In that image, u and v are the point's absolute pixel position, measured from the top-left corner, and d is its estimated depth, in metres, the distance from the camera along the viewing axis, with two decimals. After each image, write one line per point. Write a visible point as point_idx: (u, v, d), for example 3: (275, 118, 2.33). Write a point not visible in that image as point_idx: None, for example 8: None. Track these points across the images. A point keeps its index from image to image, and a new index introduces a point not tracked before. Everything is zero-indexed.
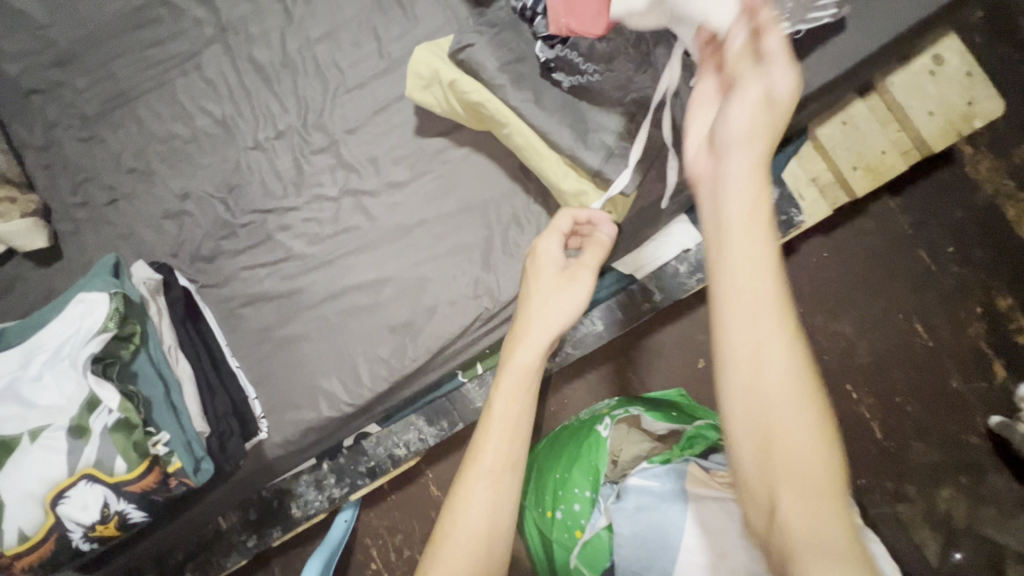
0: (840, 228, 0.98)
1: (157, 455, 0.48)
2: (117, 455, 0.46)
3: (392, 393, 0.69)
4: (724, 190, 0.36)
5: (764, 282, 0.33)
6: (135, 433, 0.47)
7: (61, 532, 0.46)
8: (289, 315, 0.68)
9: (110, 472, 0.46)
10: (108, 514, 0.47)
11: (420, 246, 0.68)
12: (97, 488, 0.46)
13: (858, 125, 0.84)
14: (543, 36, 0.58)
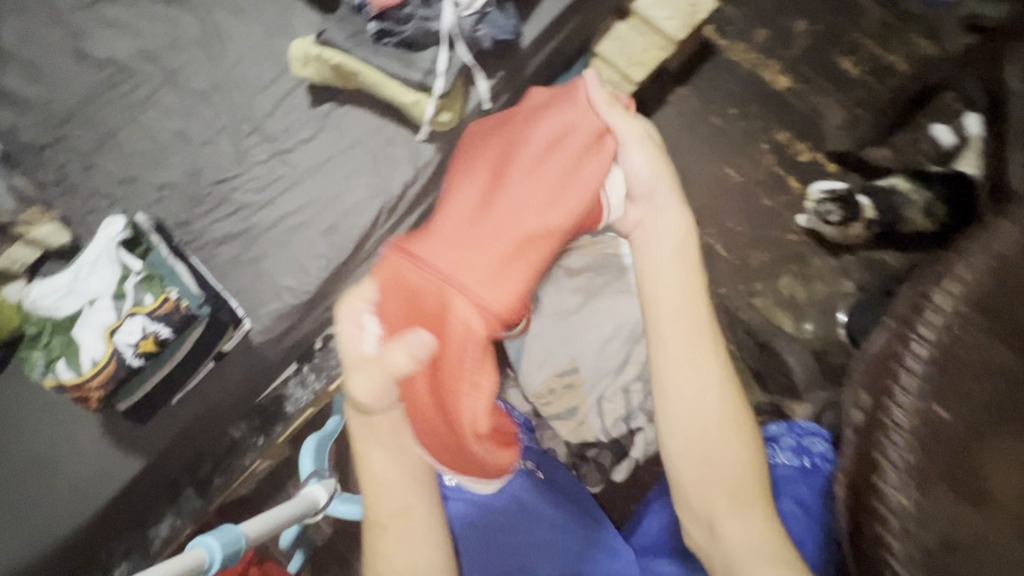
0: (653, 118, 1.31)
1: (171, 296, 0.78)
2: (148, 295, 0.76)
3: (338, 280, 0.97)
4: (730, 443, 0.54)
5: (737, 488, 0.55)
6: (156, 283, 0.77)
7: (120, 353, 0.75)
8: (251, 244, 0.96)
9: (145, 307, 0.76)
10: (147, 334, 0.76)
11: (329, 175, 0.98)
12: (138, 320, 0.76)
13: (624, 37, 1.19)
14: (371, 18, 0.91)
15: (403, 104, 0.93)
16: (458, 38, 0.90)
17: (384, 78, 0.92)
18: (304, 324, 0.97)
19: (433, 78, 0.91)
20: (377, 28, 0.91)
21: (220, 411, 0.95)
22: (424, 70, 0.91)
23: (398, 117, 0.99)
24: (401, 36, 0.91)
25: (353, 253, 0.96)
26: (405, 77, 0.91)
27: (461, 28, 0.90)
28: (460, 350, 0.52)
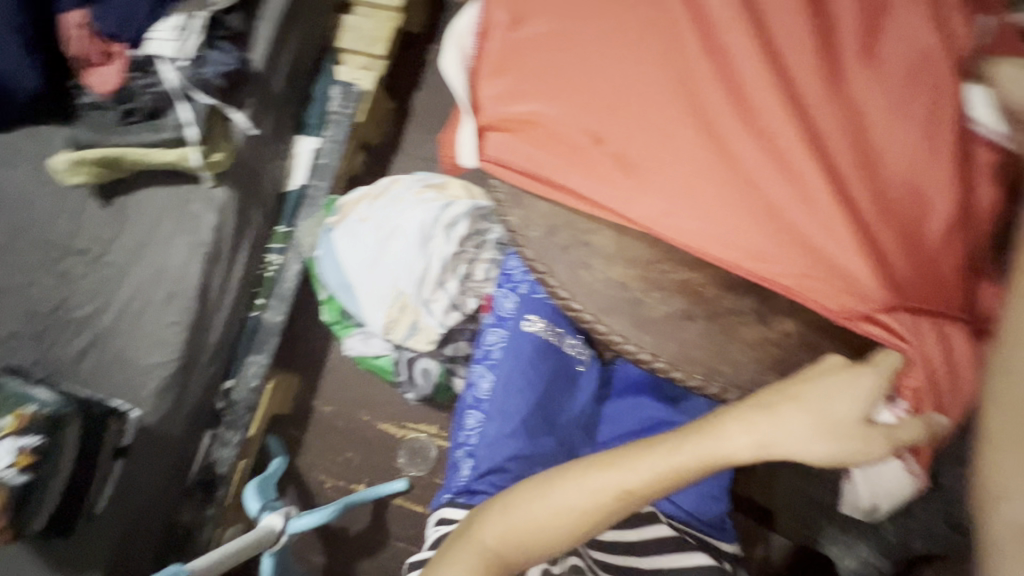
0: (426, 75, 1.38)
1: (26, 410, 0.82)
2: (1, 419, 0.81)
3: (201, 338, 1.04)
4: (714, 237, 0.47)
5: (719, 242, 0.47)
6: (7, 408, 0.82)
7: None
8: (108, 347, 1.01)
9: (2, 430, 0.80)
10: (17, 449, 0.79)
11: (148, 255, 1.05)
12: (5, 443, 0.79)
13: (355, 26, 1.29)
14: (109, 105, 1.00)
15: (172, 163, 1.01)
16: (191, 88, 0.99)
17: (145, 149, 1.00)
18: (192, 389, 1.05)
19: (184, 129, 0.99)
20: (116, 110, 1.00)
21: (151, 500, 1.02)
22: (173, 127, 0.99)
23: (184, 179, 1.07)
24: (143, 107, 0.99)
25: (201, 307, 1.04)
26: (160, 140, 1.00)
27: (184, 79, 0.99)
28: (838, 125, 0.47)
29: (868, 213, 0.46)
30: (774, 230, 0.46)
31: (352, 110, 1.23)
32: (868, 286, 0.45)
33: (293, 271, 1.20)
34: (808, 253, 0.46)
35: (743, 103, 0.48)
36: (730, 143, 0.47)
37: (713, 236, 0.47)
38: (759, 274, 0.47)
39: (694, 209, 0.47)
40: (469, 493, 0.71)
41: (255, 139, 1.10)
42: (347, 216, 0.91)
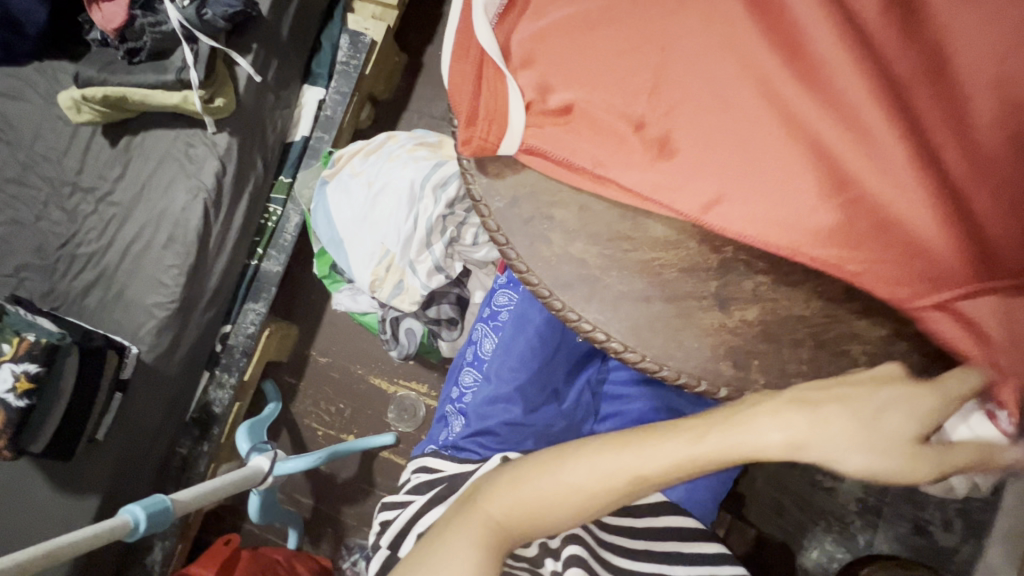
0: (440, 27, 1.33)
1: (25, 337, 0.86)
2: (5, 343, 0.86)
3: (199, 282, 1.07)
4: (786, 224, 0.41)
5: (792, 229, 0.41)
6: (11, 333, 0.87)
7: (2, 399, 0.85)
8: (111, 284, 1.05)
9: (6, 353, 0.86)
10: (16, 374, 0.84)
11: (151, 197, 1.06)
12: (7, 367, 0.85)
13: None
14: (114, 44, 1.00)
15: (174, 106, 1.01)
16: (194, 29, 0.98)
17: (147, 90, 1.00)
18: (189, 331, 1.08)
19: (185, 72, 0.99)
20: (121, 49, 1.00)
21: (150, 433, 1.07)
22: (175, 68, 0.99)
23: (187, 123, 1.07)
24: (146, 48, 0.99)
25: (200, 252, 1.05)
26: (163, 82, 0.99)
27: (187, 20, 0.98)
28: (925, 73, 0.38)
29: (965, 175, 0.38)
30: (850, 211, 0.40)
31: (359, 61, 1.20)
32: (950, 271, 0.39)
33: (294, 222, 1.19)
34: (887, 236, 0.40)
35: (805, 53, 0.40)
36: (795, 104, 0.40)
37: (785, 224, 0.41)
38: (825, 263, 0.41)
39: (756, 191, 0.42)
40: (456, 448, 0.76)
41: (258, 86, 1.09)
42: (342, 170, 0.90)
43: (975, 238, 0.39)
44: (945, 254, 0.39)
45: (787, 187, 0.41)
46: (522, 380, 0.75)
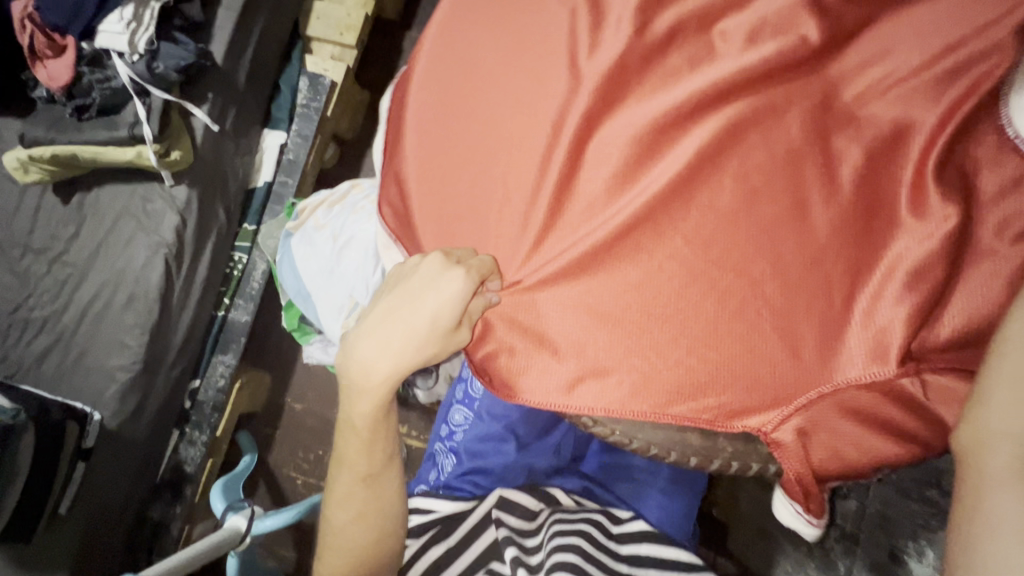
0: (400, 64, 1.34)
1: None
2: None
3: (164, 339, 1.03)
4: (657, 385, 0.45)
5: (666, 385, 0.44)
6: None
7: None
8: (70, 347, 1.00)
9: None
10: None
11: (107, 255, 1.03)
12: None
13: (324, 15, 1.25)
14: (63, 101, 0.96)
15: (128, 162, 0.99)
16: (146, 82, 0.96)
17: (98, 146, 0.97)
18: (155, 390, 1.04)
19: (138, 127, 0.96)
20: (69, 106, 0.96)
21: (117, 499, 1.02)
22: (127, 124, 0.96)
23: (143, 176, 1.04)
24: (95, 104, 0.96)
25: (163, 310, 1.02)
26: (116, 138, 0.97)
27: (136, 74, 0.95)
28: (754, 232, 0.44)
29: (773, 307, 0.43)
30: (718, 357, 0.44)
31: (319, 102, 1.19)
32: (789, 385, 0.43)
33: (261, 269, 1.17)
34: (724, 370, 0.44)
35: (613, 212, 0.47)
36: (614, 262, 0.46)
37: (656, 382, 0.45)
38: (676, 405, 0.44)
39: (608, 343, 0.46)
40: (449, 486, 0.79)
41: (217, 136, 1.07)
42: (306, 222, 0.89)
43: (798, 354, 0.43)
44: (775, 374, 0.43)
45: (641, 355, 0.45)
46: (513, 418, 0.81)
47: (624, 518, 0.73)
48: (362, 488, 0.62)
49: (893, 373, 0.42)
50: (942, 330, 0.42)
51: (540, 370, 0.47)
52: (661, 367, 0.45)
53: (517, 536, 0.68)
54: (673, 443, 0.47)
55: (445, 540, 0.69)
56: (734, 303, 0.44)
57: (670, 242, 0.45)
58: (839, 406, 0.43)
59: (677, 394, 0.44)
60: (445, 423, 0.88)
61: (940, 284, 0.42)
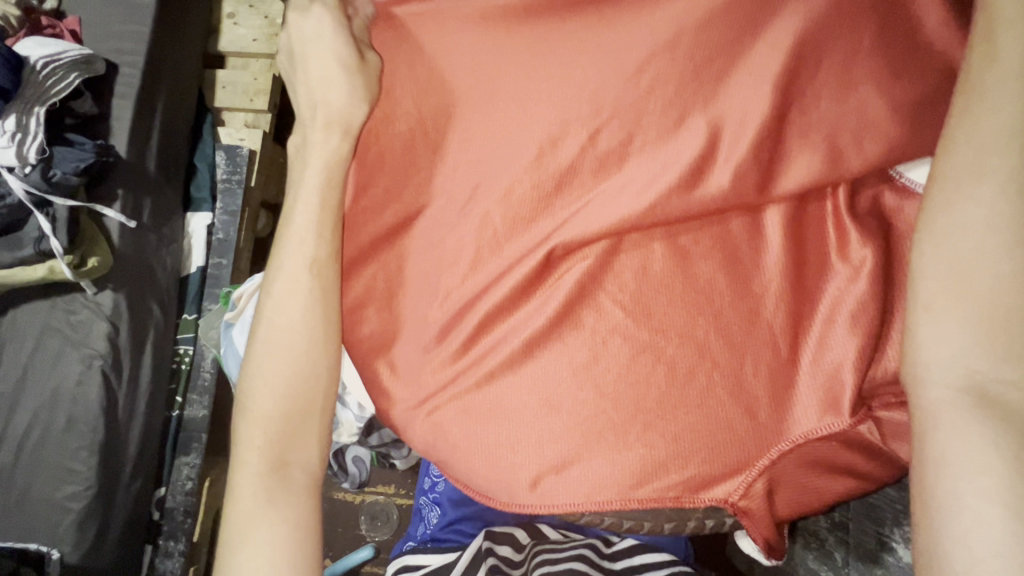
0: None
1: None
2: None
3: (116, 455, 0.97)
4: (618, 467, 0.44)
5: (628, 470, 0.44)
6: None
7: None
8: (11, 487, 0.92)
9: None
10: None
11: (36, 379, 0.95)
12: None
13: (230, 82, 1.22)
14: None
15: (42, 279, 0.92)
16: (45, 192, 0.88)
17: (4, 269, 0.90)
18: (116, 511, 0.97)
19: (45, 242, 0.88)
20: None
21: None
22: (33, 241, 0.88)
23: (61, 289, 0.97)
24: None
25: (109, 426, 0.96)
26: (21, 258, 0.89)
27: (31, 187, 0.87)
28: (681, 298, 0.44)
29: (721, 368, 0.44)
30: (672, 435, 0.43)
31: (242, 175, 1.16)
32: (750, 450, 0.43)
33: (209, 358, 1.11)
34: (686, 441, 0.43)
35: (542, 300, 0.46)
36: (557, 344, 0.46)
37: (616, 469, 0.44)
38: (644, 488, 0.44)
39: (564, 431, 0.45)
40: (436, 539, 0.76)
41: (137, 233, 1.02)
42: (244, 310, 0.85)
43: (753, 413, 0.44)
44: (738, 440, 0.43)
45: (595, 437, 0.44)
46: None
47: (616, 552, 0.70)
48: (308, 279, 0.56)
49: (847, 423, 0.43)
50: (889, 361, 0.44)
51: (504, 472, 0.47)
52: (621, 440, 0.44)
53: (504, 565, 0.64)
54: (648, 519, 0.47)
55: None
56: (675, 374, 0.44)
57: (608, 321, 0.45)
58: (797, 455, 0.44)
59: (640, 477, 0.44)
60: (424, 474, 0.87)
61: (861, 316, 0.43)
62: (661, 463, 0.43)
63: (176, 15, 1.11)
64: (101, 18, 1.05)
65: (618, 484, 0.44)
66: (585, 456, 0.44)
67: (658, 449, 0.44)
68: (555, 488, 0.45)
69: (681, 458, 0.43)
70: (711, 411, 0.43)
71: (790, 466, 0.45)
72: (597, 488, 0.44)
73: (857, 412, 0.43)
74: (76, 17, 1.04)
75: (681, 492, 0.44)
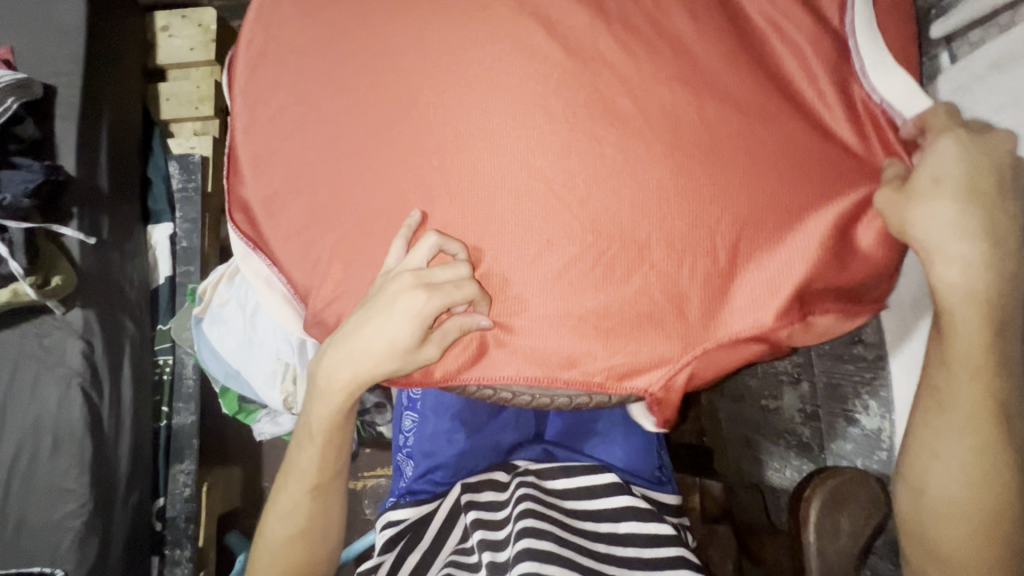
0: None
1: None
2: None
3: (108, 470, 0.97)
4: (554, 345, 0.47)
5: (563, 344, 0.47)
6: None
7: None
8: (5, 519, 0.91)
9: None
10: None
11: (13, 408, 0.94)
12: None
13: (174, 93, 1.23)
14: None
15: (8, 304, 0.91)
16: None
17: None
18: (117, 524, 0.98)
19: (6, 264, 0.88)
20: None
21: None
22: None
23: (29, 313, 0.96)
24: None
25: (97, 440, 0.96)
26: None
27: None
28: (609, 184, 0.45)
29: (652, 246, 0.45)
30: (606, 308, 0.46)
31: (196, 179, 1.17)
32: (687, 323, 0.46)
33: (190, 365, 1.12)
34: (620, 321, 0.46)
35: (477, 207, 0.47)
36: (494, 234, 0.47)
37: (550, 346, 0.47)
38: (581, 363, 0.47)
39: (504, 310, 0.47)
40: (412, 493, 0.74)
41: (100, 249, 1.03)
42: (211, 302, 0.86)
43: (682, 287, 0.45)
44: (677, 316, 0.46)
45: (535, 317, 0.47)
46: (457, 406, 0.77)
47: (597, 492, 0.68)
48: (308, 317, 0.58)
49: (784, 279, 0.45)
50: None
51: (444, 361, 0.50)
52: (563, 317, 0.46)
53: (487, 518, 0.66)
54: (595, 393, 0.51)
55: (417, 547, 0.65)
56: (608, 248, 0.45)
57: (541, 208, 0.46)
58: (738, 311, 0.46)
59: (573, 351, 0.47)
60: (397, 431, 0.83)
61: (779, 175, 0.45)
62: (600, 337, 0.46)
63: (108, 31, 1.11)
64: (30, 43, 1.04)
65: (556, 357, 0.47)
66: (526, 332, 0.47)
67: (596, 327, 0.46)
68: (492, 367, 0.48)
69: (618, 325, 0.46)
70: (645, 291, 0.45)
71: (732, 336, 0.46)
72: (535, 366, 0.47)
73: (795, 266, 0.45)
74: (6, 44, 1.04)
75: (614, 366, 0.47)
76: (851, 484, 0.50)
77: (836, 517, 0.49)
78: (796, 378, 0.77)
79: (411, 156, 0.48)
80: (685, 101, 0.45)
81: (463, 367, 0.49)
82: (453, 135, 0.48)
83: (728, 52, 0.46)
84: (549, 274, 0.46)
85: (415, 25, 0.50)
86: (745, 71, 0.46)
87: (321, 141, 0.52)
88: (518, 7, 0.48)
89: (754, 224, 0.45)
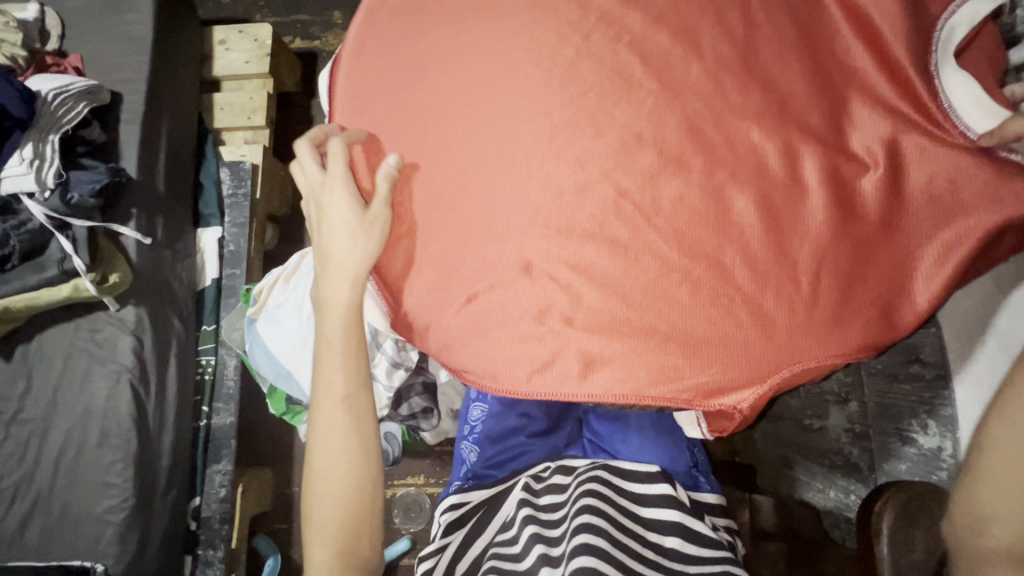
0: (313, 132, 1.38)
1: None
2: None
3: (150, 466, 0.98)
4: (637, 361, 0.48)
5: (646, 360, 0.47)
6: None
7: None
8: (50, 508, 0.94)
9: None
10: None
11: (67, 399, 0.97)
12: None
13: (228, 104, 1.28)
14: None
15: (68, 299, 0.95)
16: (63, 213, 0.92)
17: (31, 294, 0.93)
18: (155, 521, 0.98)
19: (69, 261, 0.91)
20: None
21: None
22: (56, 260, 0.91)
23: (86, 309, 0.99)
24: (18, 248, 0.90)
25: (142, 436, 0.97)
26: (46, 279, 0.92)
27: (49, 210, 0.90)
28: (696, 195, 0.47)
29: (739, 259, 0.46)
30: (692, 327, 0.47)
31: (246, 185, 1.20)
32: (776, 340, 0.46)
33: (232, 365, 1.14)
34: (706, 342, 0.47)
35: (566, 221, 0.49)
36: (578, 248, 0.48)
37: (631, 362, 0.48)
38: (667, 380, 0.48)
39: (586, 325, 0.48)
40: (477, 477, 0.78)
41: (154, 250, 1.06)
42: (266, 303, 0.89)
43: (768, 303, 0.46)
44: (767, 323, 0.46)
45: (619, 332, 0.48)
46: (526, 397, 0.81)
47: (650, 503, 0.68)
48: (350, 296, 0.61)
49: (862, 297, 0.47)
50: None
51: (524, 363, 0.50)
52: (648, 332, 0.47)
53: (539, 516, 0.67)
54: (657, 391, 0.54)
55: (484, 533, 0.68)
56: (694, 266, 0.47)
57: (628, 224, 0.48)
58: (826, 325, 0.47)
59: (657, 368, 0.47)
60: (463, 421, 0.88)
61: (853, 195, 0.47)
62: (686, 352, 0.47)
63: (171, 43, 1.17)
64: (101, 53, 1.10)
65: (640, 371, 0.48)
66: (609, 347, 0.48)
67: (680, 345, 0.47)
68: (572, 380, 0.49)
69: (708, 339, 0.47)
70: (732, 308, 0.46)
71: (817, 357, 0.47)
72: (619, 382, 0.48)
73: (876, 282, 0.47)
74: (78, 55, 1.10)
75: (700, 383, 0.48)
76: (923, 497, 0.52)
77: (909, 527, 0.51)
78: (844, 397, 0.78)
79: (507, 169, 0.50)
80: (773, 121, 0.47)
81: (544, 378, 0.50)
82: (546, 150, 0.49)
83: (814, 75, 0.48)
84: (635, 288, 0.47)
85: (514, 46, 0.52)
86: (829, 94, 0.48)
87: (410, 148, 0.55)
88: (606, 30, 0.50)
89: (837, 245, 0.47)
